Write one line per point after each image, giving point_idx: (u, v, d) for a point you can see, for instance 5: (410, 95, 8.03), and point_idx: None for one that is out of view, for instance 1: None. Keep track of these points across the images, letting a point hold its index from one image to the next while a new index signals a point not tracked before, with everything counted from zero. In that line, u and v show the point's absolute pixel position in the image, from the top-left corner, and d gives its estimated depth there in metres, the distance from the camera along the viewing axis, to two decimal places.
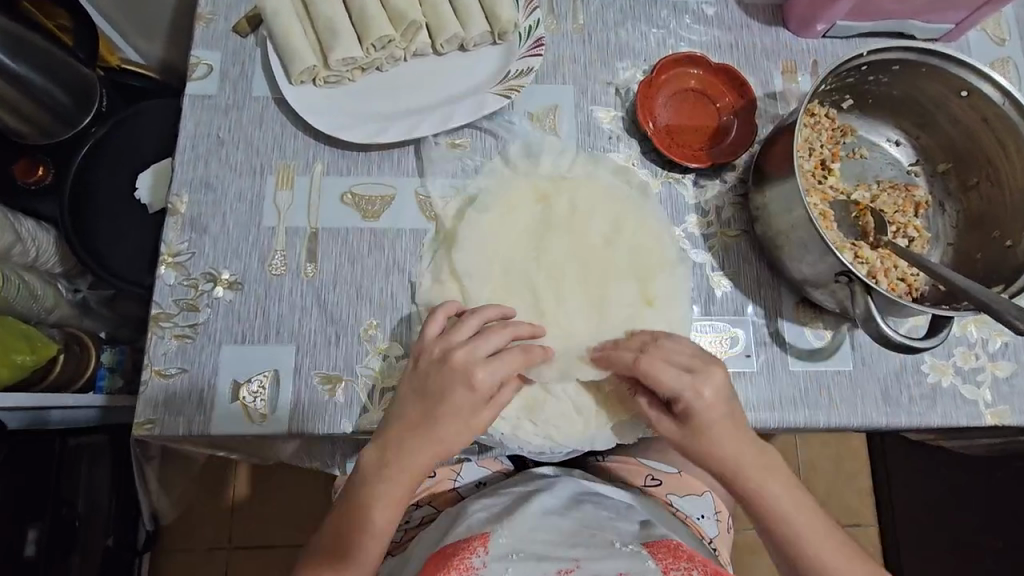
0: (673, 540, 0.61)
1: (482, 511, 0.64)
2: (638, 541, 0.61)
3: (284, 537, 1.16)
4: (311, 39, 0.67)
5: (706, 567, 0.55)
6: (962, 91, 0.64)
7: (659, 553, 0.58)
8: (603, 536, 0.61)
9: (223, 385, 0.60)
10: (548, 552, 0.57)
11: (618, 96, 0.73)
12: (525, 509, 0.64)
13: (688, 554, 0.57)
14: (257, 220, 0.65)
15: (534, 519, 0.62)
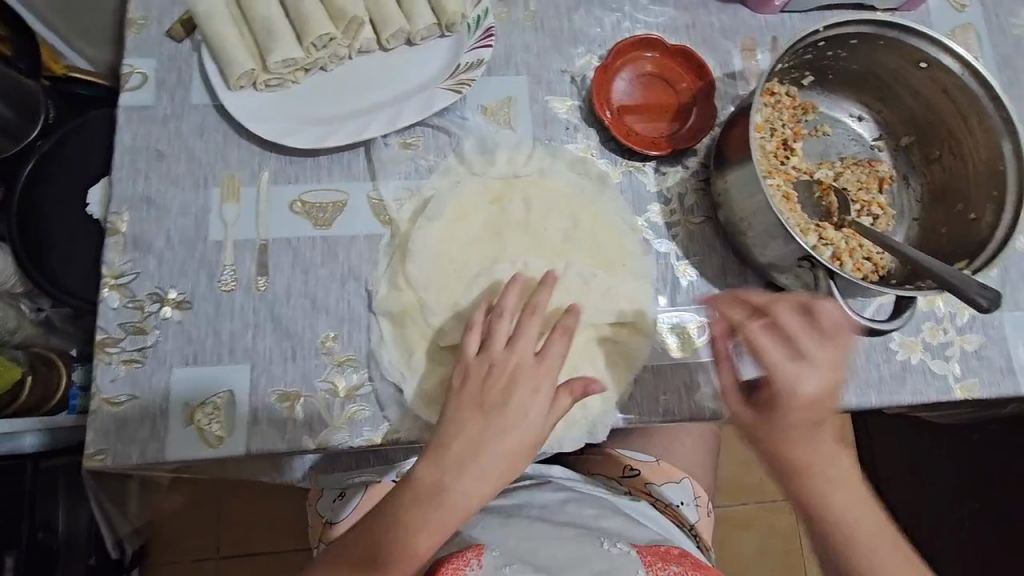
0: (664, 547, 0.62)
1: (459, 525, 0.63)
2: (625, 541, 0.62)
3: (272, 543, 1.15)
4: (249, 42, 0.64)
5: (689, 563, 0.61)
6: (921, 63, 0.62)
7: (648, 555, 0.60)
8: (591, 537, 0.62)
9: (176, 409, 0.58)
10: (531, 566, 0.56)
11: (574, 84, 0.70)
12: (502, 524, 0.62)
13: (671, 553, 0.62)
14: (202, 235, 0.62)
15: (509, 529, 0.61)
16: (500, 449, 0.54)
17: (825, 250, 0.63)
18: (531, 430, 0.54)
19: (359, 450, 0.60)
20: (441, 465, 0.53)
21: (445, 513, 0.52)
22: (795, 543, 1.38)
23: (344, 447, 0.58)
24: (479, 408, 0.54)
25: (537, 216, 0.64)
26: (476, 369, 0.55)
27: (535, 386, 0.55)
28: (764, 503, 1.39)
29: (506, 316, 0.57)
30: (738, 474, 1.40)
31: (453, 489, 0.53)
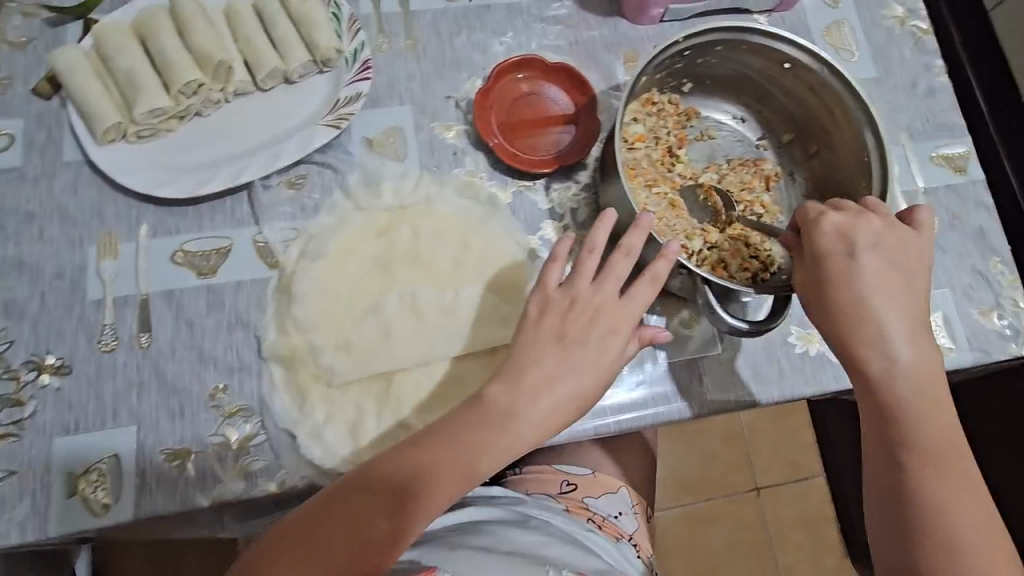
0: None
1: None
2: None
3: None
4: (115, 96, 0.63)
5: None
6: (785, 63, 0.64)
7: None
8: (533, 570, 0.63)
9: (58, 480, 0.55)
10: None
11: (460, 109, 0.70)
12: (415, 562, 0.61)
13: None
14: (81, 295, 0.60)
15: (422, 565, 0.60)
16: (577, 384, 0.55)
17: (709, 253, 0.65)
18: (612, 353, 0.56)
19: (258, 502, 0.58)
20: (514, 391, 0.54)
21: (508, 437, 0.53)
22: (763, 533, 1.31)
23: (239, 500, 0.57)
24: (558, 339, 0.55)
25: (425, 244, 0.63)
26: (557, 302, 0.57)
27: (619, 320, 0.57)
28: (731, 495, 1.32)
29: (595, 252, 0.58)
30: (701, 468, 1.33)
31: (491, 418, 0.53)
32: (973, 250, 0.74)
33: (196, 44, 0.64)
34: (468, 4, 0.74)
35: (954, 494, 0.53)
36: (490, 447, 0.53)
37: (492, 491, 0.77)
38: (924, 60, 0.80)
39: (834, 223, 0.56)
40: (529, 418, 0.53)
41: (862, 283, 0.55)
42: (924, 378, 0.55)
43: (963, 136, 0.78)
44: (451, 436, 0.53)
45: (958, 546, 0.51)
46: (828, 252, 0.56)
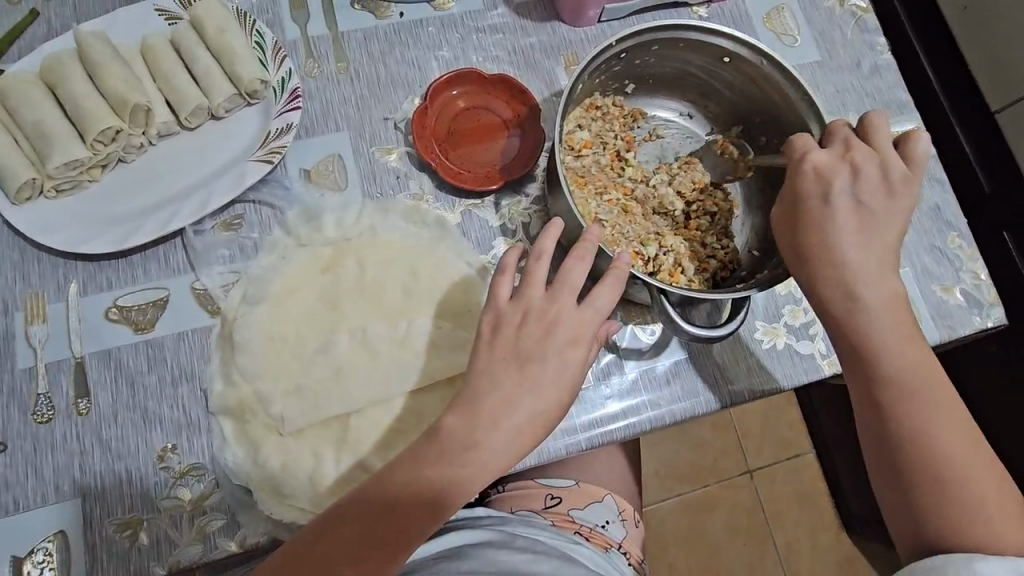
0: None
1: None
2: None
3: None
4: (28, 151, 0.59)
5: None
6: (724, 57, 0.63)
7: None
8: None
9: (1, 565, 0.52)
10: None
11: (399, 129, 0.68)
12: None
13: None
14: (10, 365, 0.57)
15: None
16: (537, 406, 0.49)
17: (666, 258, 0.63)
18: (573, 367, 0.50)
19: (221, 563, 0.56)
20: (472, 420, 0.49)
21: (471, 469, 0.48)
22: (759, 514, 1.30)
23: (199, 563, 0.54)
24: (515, 358, 0.50)
25: (372, 276, 0.61)
26: (509, 317, 0.51)
27: (579, 330, 0.51)
28: (724, 480, 1.31)
29: (544, 259, 0.52)
30: (691, 457, 1.32)
31: (448, 452, 0.48)
32: (930, 227, 0.73)
33: (110, 87, 0.60)
34: (400, 20, 0.72)
35: (941, 425, 0.52)
36: (451, 480, 0.48)
37: (475, 512, 0.73)
38: (867, 38, 0.79)
39: (817, 160, 0.54)
40: (489, 450, 0.48)
41: (834, 222, 0.53)
42: (896, 313, 0.54)
43: (911, 112, 0.78)
44: (412, 473, 0.49)
45: (954, 488, 0.51)
46: (806, 195, 0.54)
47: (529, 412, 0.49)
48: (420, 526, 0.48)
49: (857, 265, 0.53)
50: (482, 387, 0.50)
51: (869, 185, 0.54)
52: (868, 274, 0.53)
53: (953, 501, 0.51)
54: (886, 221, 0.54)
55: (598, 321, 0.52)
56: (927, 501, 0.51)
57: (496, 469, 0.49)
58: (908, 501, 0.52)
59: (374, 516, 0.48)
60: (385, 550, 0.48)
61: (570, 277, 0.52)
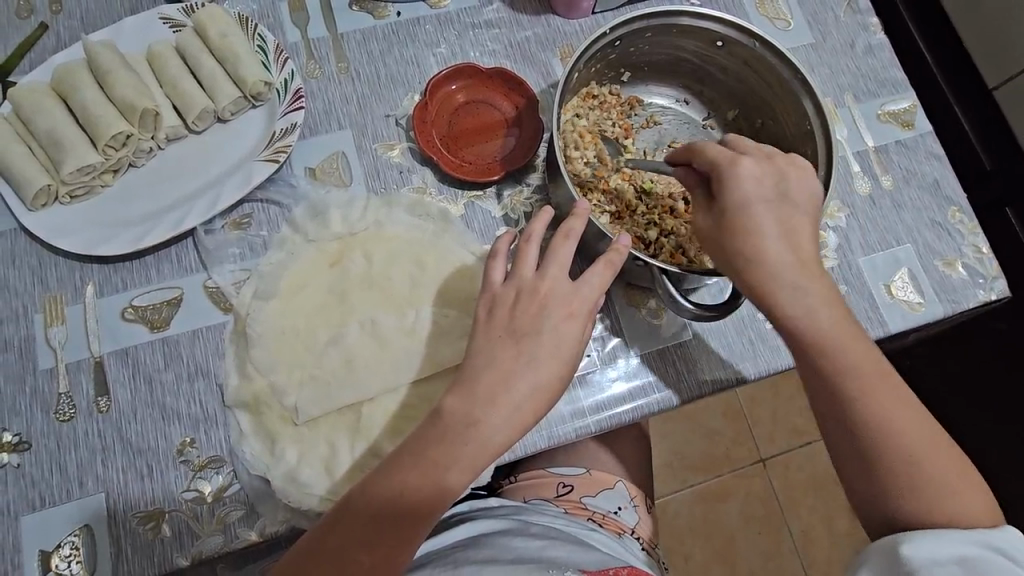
0: (612, 570, 0.64)
1: None
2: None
3: None
4: (44, 158, 0.61)
5: None
6: (717, 42, 0.64)
7: None
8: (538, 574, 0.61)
9: (30, 560, 0.54)
10: None
11: (400, 125, 0.69)
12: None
13: None
14: (32, 368, 0.59)
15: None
16: (535, 380, 0.50)
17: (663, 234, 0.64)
18: (569, 342, 0.51)
19: (241, 552, 0.57)
20: (470, 398, 0.50)
21: (473, 446, 0.49)
22: (773, 501, 1.30)
23: (221, 553, 0.55)
24: (511, 333, 0.51)
25: (379, 268, 0.62)
26: (503, 297, 0.52)
27: (575, 303, 0.52)
28: (737, 469, 1.31)
29: (533, 240, 0.54)
30: (703, 446, 1.32)
31: (450, 431, 0.49)
32: (929, 202, 0.73)
33: (120, 93, 0.62)
34: (397, 20, 0.73)
35: (898, 414, 0.52)
36: (455, 460, 0.49)
37: (489, 502, 0.74)
38: (859, 19, 0.80)
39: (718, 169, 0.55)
40: (491, 425, 0.49)
41: (769, 234, 0.52)
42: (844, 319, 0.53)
43: (906, 90, 0.78)
44: (417, 457, 0.49)
45: (908, 460, 0.51)
46: (740, 205, 0.53)
47: (530, 384, 0.50)
48: (431, 510, 0.49)
49: (800, 272, 0.52)
50: (483, 370, 0.50)
51: (787, 192, 0.53)
52: (813, 281, 0.53)
53: (918, 486, 0.51)
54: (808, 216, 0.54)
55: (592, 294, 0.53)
56: (892, 488, 0.52)
57: (501, 447, 0.50)
58: (878, 496, 0.53)
59: (386, 507, 0.49)
60: (400, 534, 0.49)
61: (563, 251, 0.53)
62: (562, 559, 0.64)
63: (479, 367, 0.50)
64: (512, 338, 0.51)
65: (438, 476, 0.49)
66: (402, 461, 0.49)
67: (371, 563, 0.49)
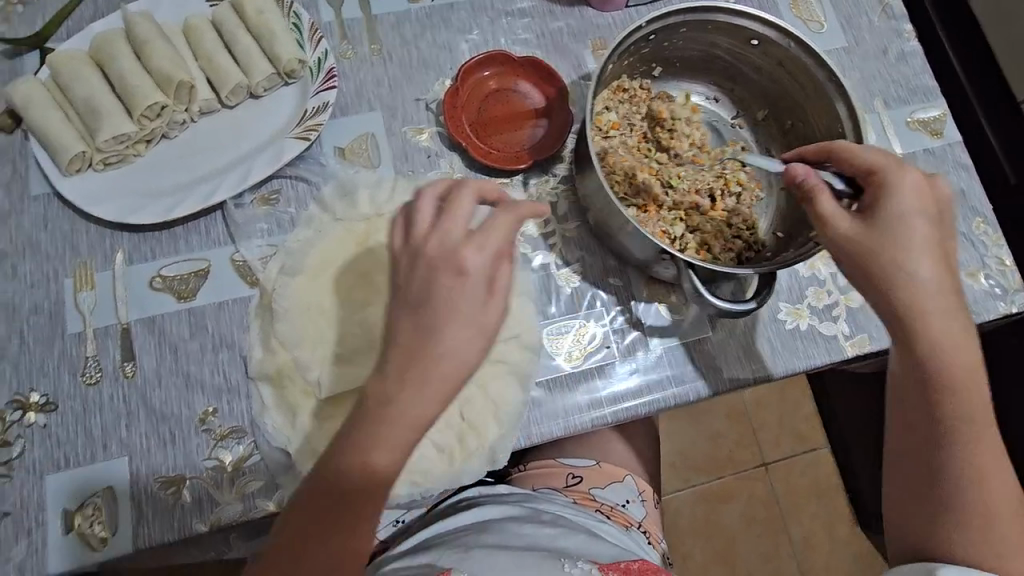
0: (624, 564, 0.65)
1: None
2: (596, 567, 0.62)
3: None
4: (80, 125, 0.62)
5: None
6: (752, 40, 0.63)
7: None
8: (551, 562, 0.62)
9: (53, 518, 0.55)
10: None
11: (431, 110, 0.70)
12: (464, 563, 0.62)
13: None
14: (60, 331, 0.60)
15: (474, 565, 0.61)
16: None
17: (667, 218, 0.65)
18: None
19: (259, 521, 0.58)
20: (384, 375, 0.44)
21: (397, 427, 0.44)
22: (775, 505, 1.31)
23: (239, 521, 0.56)
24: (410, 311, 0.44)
25: None
26: None
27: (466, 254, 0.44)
28: (740, 471, 1.32)
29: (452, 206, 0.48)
30: (706, 447, 1.32)
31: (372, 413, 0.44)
32: (955, 212, 0.73)
33: (157, 65, 0.63)
34: (431, 5, 0.73)
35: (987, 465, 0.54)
36: (386, 440, 0.44)
37: (497, 489, 0.75)
38: (893, 25, 0.79)
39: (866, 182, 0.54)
40: (408, 402, 0.44)
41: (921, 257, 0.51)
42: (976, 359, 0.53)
43: (937, 98, 0.78)
44: (347, 441, 0.45)
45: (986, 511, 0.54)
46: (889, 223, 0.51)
47: (467, 346, 0.44)
48: (373, 493, 0.45)
49: (944, 304, 0.52)
50: None
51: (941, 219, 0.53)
52: (954, 315, 0.52)
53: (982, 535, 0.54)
54: (951, 246, 0.54)
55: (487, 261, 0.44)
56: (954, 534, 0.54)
57: None
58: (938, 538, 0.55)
59: (333, 493, 0.45)
60: (349, 516, 0.46)
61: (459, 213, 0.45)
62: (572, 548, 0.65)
63: (396, 335, 0.44)
64: (410, 311, 0.44)
65: (368, 453, 0.44)
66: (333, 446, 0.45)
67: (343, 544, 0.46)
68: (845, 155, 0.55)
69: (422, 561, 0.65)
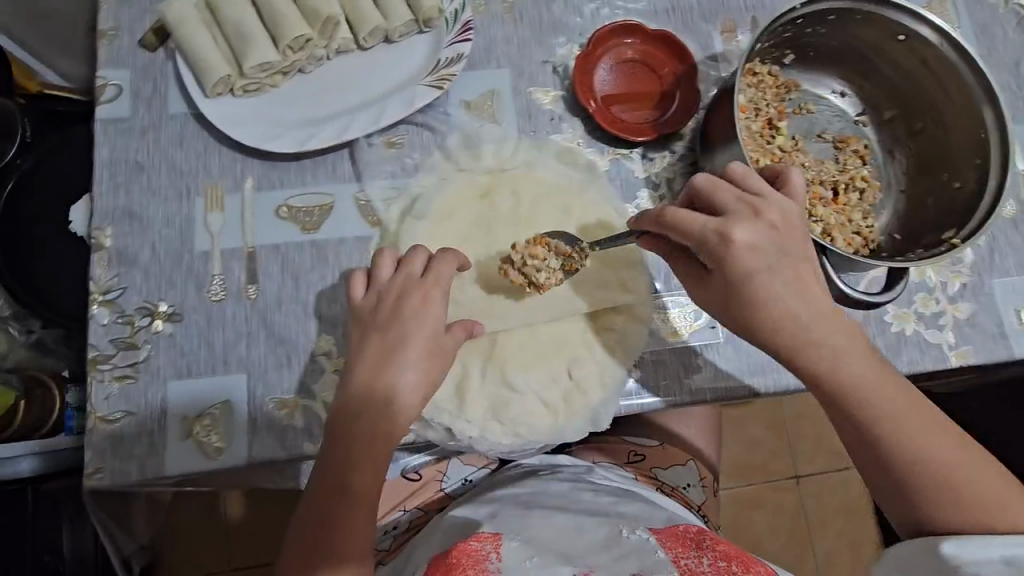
0: (682, 528, 0.60)
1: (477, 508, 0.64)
2: (645, 528, 0.59)
3: None
4: (225, 49, 0.63)
5: (715, 554, 0.53)
6: (900, 35, 0.62)
7: (668, 542, 0.56)
8: (611, 528, 0.59)
9: (173, 423, 0.57)
10: (567, 550, 0.54)
11: (557, 74, 0.70)
12: (525, 513, 0.62)
13: (697, 544, 0.55)
14: (189, 247, 0.61)
15: (536, 517, 0.61)
16: None
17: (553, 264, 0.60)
18: None
19: None
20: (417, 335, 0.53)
21: (398, 376, 0.53)
22: (803, 517, 1.30)
23: None
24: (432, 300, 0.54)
25: (526, 208, 0.64)
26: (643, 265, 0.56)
27: (427, 291, 0.54)
28: (771, 479, 1.31)
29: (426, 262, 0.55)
30: (740, 450, 1.32)
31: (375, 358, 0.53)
32: None
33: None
34: None
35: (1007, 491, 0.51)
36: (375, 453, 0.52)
37: (559, 460, 0.76)
38: None
39: (737, 240, 0.52)
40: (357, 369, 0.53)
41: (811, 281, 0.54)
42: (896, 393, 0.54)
43: None
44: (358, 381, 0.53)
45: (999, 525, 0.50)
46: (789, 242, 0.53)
47: (411, 386, 0.53)
48: (343, 429, 0.52)
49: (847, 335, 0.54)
50: None
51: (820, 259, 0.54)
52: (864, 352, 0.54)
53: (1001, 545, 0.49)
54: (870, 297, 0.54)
55: (441, 310, 0.54)
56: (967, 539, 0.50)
57: None
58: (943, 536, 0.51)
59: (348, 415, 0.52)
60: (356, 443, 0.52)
61: (415, 266, 0.55)
62: (633, 515, 0.63)
63: (362, 355, 0.53)
64: (378, 332, 0.53)
65: (385, 449, 0.52)
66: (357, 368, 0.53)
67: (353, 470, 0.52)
68: (786, 226, 0.53)
69: (479, 516, 0.64)
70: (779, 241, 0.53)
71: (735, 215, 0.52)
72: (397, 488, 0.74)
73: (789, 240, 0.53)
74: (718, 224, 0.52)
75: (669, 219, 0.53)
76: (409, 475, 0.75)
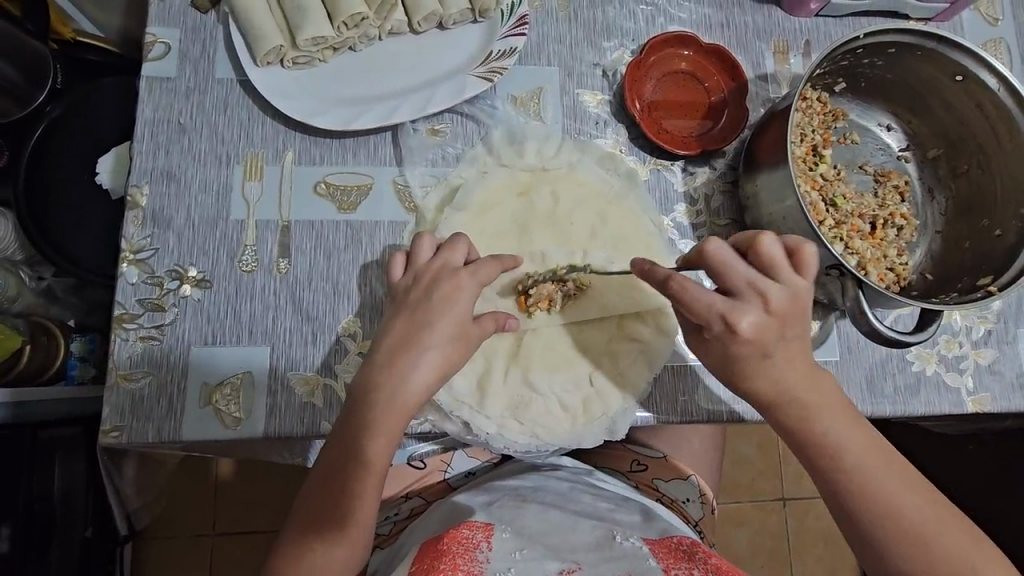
0: (675, 539, 0.57)
1: (482, 497, 0.64)
2: (639, 537, 0.57)
3: (252, 521, 1.11)
4: (279, 20, 0.63)
5: (707, 566, 0.51)
6: (957, 76, 0.62)
7: (660, 553, 0.54)
8: (603, 530, 0.58)
9: (194, 389, 0.57)
10: (553, 550, 0.53)
11: (606, 78, 0.69)
12: (525, 506, 0.62)
13: (688, 554, 0.53)
14: (224, 215, 0.61)
15: (535, 511, 0.61)
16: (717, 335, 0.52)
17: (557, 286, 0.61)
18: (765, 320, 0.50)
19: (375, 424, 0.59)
20: (439, 326, 0.52)
21: (420, 355, 0.52)
22: (783, 540, 1.31)
23: None
24: (449, 300, 0.53)
25: (563, 209, 0.64)
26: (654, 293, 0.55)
27: (460, 281, 0.53)
28: (757, 500, 1.32)
29: (446, 257, 0.55)
30: (730, 468, 1.32)
31: (407, 337, 0.52)
32: None
33: None
34: None
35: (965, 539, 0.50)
36: (386, 426, 0.50)
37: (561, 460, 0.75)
38: None
39: (740, 332, 0.51)
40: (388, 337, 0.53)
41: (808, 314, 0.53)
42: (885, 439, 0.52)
43: None
44: (380, 359, 0.52)
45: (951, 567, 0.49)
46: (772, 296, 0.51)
47: (431, 367, 0.52)
48: (353, 409, 0.52)
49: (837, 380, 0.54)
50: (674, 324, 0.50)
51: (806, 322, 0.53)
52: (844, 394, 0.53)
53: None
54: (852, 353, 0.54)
55: (469, 299, 0.54)
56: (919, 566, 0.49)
57: None
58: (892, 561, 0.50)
59: (359, 395, 0.51)
60: (359, 423, 0.51)
61: (454, 254, 0.55)
62: (629, 522, 0.61)
63: (392, 331, 0.53)
64: (408, 314, 0.53)
65: (379, 437, 0.50)
66: (382, 347, 0.52)
67: (354, 452, 0.51)
68: (792, 313, 0.52)
69: (473, 502, 0.63)
70: (781, 327, 0.52)
71: (743, 304, 0.52)
72: (403, 474, 0.73)
73: (791, 325, 0.52)
74: (725, 310, 0.51)
75: (677, 294, 0.52)
76: (413, 463, 0.73)
